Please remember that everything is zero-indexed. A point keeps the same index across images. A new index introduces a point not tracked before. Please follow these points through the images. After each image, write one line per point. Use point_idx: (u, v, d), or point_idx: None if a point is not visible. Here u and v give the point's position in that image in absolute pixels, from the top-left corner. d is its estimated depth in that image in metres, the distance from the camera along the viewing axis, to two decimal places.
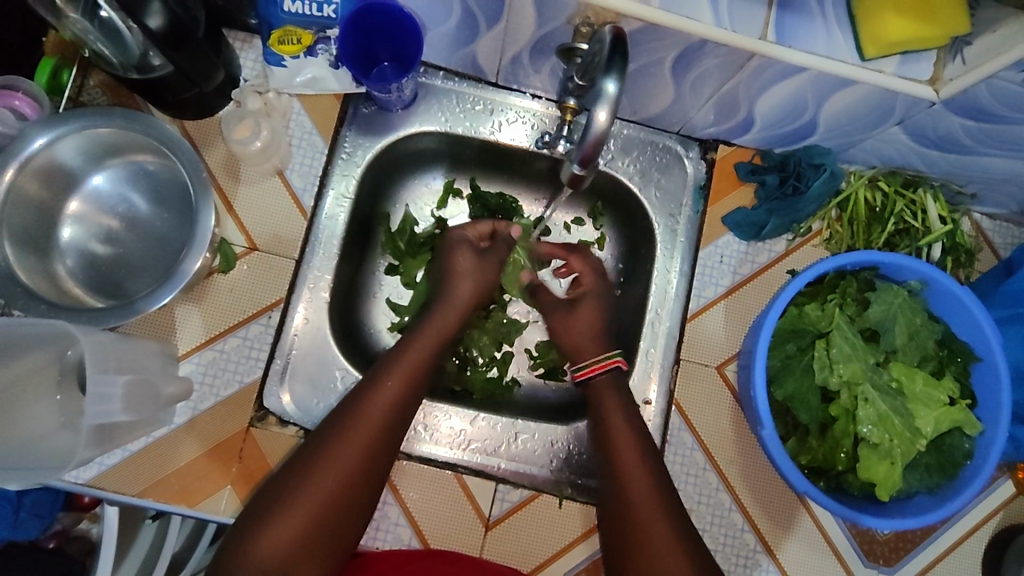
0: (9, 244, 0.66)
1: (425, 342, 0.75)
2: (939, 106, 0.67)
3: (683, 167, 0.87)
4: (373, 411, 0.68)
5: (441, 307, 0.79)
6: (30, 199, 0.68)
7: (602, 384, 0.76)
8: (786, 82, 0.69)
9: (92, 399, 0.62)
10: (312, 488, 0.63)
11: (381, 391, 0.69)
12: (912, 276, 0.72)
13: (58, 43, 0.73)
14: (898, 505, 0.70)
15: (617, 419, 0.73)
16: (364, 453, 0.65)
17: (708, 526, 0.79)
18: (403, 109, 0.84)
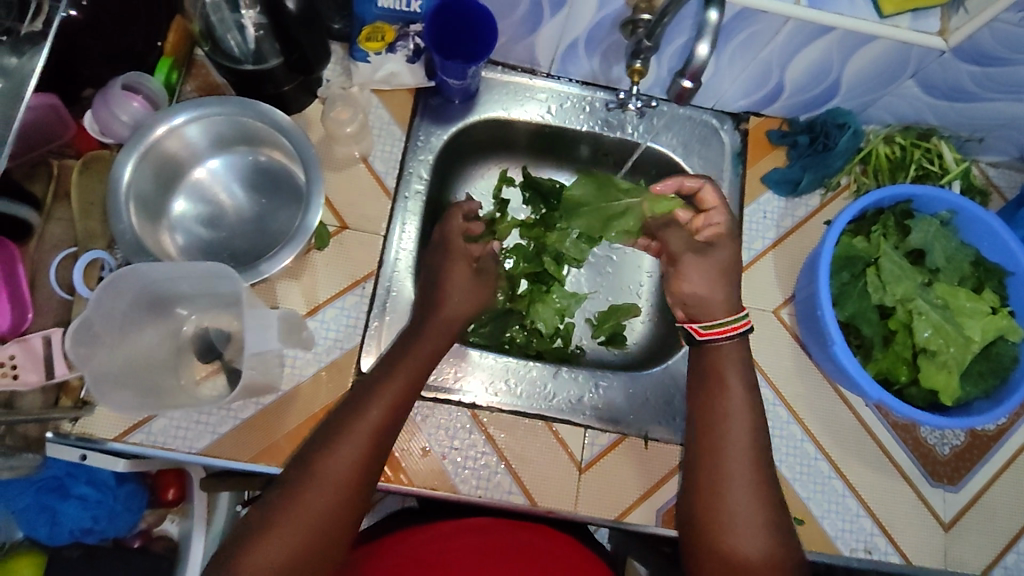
0: (133, 207, 0.71)
1: (434, 334, 0.77)
2: (948, 55, 0.78)
3: (720, 138, 0.97)
4: (372, 419, 0.67)
5: (447, 293, 0.80)
6: (151, 176, 0.74)
7: (725, 349, 0.76)
8: (815, 44, 0.80)
9: (255, 328, 0.66)
10: (312, 502, 0.62)
11: (378, 396, 0.69)
12: (942, 208, 0.81)
13: (174, 38, 0.79)
14: (960, 411, 0.78)
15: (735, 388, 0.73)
16: (377, 444, 0.66)
17: (784, 457, 0.83)
18: (467, 101, 0.93)
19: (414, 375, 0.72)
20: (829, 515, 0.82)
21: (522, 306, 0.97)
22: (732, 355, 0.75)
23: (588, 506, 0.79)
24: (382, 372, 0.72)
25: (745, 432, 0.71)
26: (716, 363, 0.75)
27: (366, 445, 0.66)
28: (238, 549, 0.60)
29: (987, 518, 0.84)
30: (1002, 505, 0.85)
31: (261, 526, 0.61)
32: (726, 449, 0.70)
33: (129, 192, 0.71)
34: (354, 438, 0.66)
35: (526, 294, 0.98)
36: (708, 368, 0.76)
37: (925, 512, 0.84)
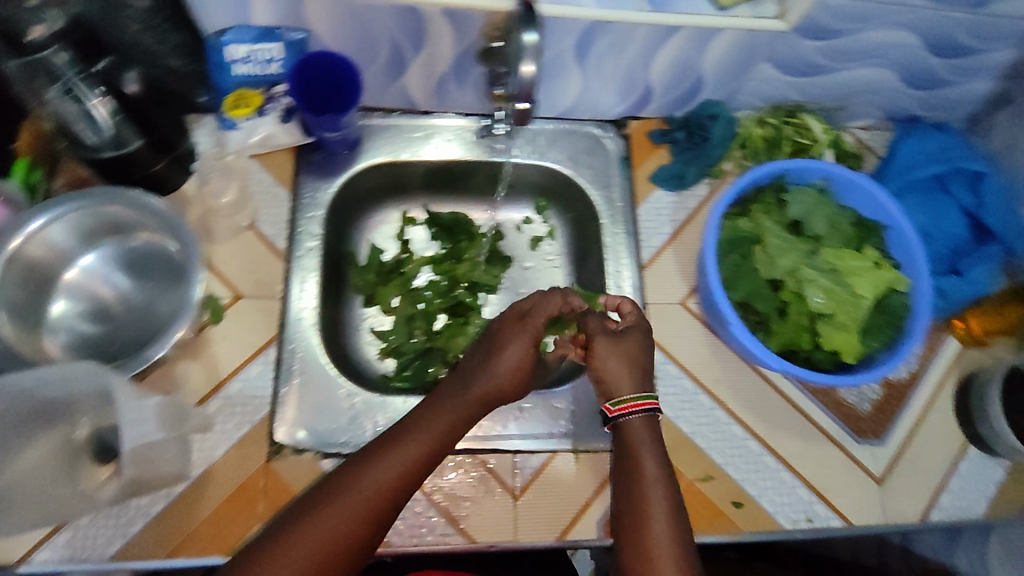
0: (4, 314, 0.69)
1: (464, 399, 0.69)
2: (792, 35, 0.82)
3: (604, 146, 1.00)
4: (406, 459, 0.64)
5: (488, 363, 0.71)
6: (19, 282, 0.71)
7: (637, 426, 0.69)
8: (669, 44, 0.83)
9: (129, 423, 0.63)
10: (322, 534, 0.59)
11: (417, 436, 0.66)
12: (816, 177, 0.84)
13: (30, 135, 0.77)
14: (863, 364, 0.81)
15: (652, 475, 0.66)
16: (362, 523, 0.60)
17: (713, 444, 0.85)
18: (350, 150, 0.93)
19: (460, 417, 0.68)
20: (765, 493, 0.83)
21: (441, 342, 0.98)
22: (643, 434, 0.69)
23: (528, 533, 0.78)
24: (424, 408, 0.69)
25: (662, 514, 0.63)
26: (634, 450, 0.67)
27: (394, 485, 0.62)
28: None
29: (915, 464, 0.87)
30: (927, 448, 0.88)
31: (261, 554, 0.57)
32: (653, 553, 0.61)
33: None
34: (379, 474, 0.62)
35: (444, 329, 0.99)
36: (626, 456, 0.68)
37: (858, 470, 0.86)
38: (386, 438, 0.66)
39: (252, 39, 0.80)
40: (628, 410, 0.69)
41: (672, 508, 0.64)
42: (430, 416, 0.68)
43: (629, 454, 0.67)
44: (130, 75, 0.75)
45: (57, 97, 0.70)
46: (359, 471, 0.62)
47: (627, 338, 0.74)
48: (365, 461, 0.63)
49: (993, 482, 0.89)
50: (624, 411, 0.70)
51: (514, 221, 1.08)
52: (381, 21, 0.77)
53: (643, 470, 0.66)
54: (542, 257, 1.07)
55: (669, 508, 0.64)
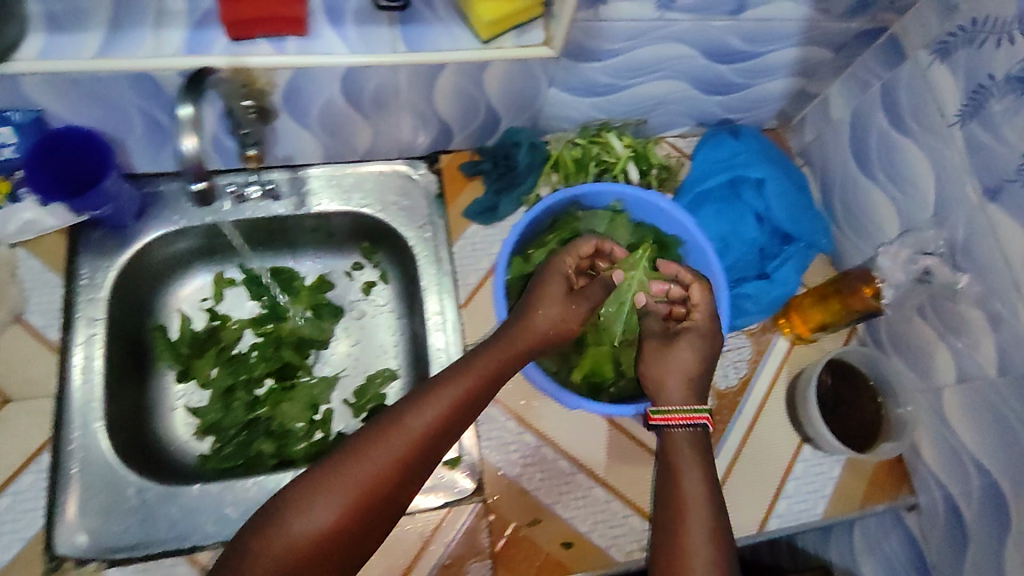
0: None
1: (519, 333, 0.72)
2: (563, 58, 0.80)
3: (417, 184, 0.96)
4: (396, 449, 0.63)
5: (535, 301, 0.73)
6: None
7: (680, 437, 0.68)
8: (440, 80, 0.80)
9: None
10: (354, 481, 0.61)
11: (414, 422, 0.64)
12: (612, 198, 0.84)
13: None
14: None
15: (695, 490, 0.64)
16: (426, 446, 0.64)
17: (538, 485, 0.82)
18: (137, 219, 0.88)
19: (470, 387, 0.67)
20: (596, 527, 0.81)
21: (267, 409, 0.93)
22: (681, 445, 0.67)
23: None
24: (435, 379, 0.68)
25: (706, 523, 0.62)
26: (674, 461, 0.66)
27: (395, 464, 0.63)
28: (245, 549, 0.60)
29: (748, 474, 0.88)
30: (759, 455, 0.89)
31: (257, 535, 0.60)
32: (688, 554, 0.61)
33: None
34: (365, 467, 0.62)
35: (268, 395, 0.95)
36: (666, 464, 0.67)
37: None
38: (379, 424, 0.64)
39: None
40: (668, 422, 0.68)
41: (713, 519, 0.62)
42: (495, 343, 0.71)
43: (669, 469, 0.66)
44: None
45: None
46: (419, 400, 0.65)
47: (681, 346, 0.72)
48: (426, 388, 0.66)
49: (832, 480, 0.90)
50: (668, 422, 0.68)
51: (342, 269, 1.04)
52: (110, 91, 0.71)
53: (683, 485, 0.64)
54: (376, 302, 1.03)
55: (714, 516, 0.63)
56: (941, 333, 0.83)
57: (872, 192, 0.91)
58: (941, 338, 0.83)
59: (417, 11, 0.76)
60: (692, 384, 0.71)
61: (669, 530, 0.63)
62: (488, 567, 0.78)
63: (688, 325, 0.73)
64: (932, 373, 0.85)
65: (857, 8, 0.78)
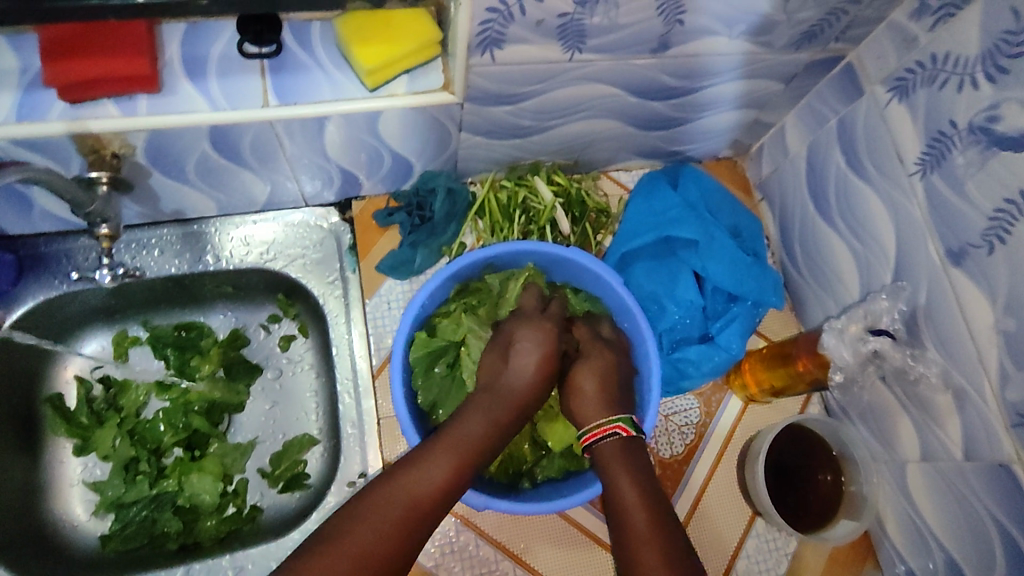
0: None
1: (501, 398, 0.67)
2: (467, 104, 0.71)
3: (328, 234, 0.88)
4: (401, 509, 0.58)
5: (511, 365, 0.68)
6: None
7: (611, 448, 0.65)
8: (328, 131, 0.71)
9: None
10: (339, 565, 0.54)
11: (421, 479, 0.60)
12: (527, 259, 0.76)
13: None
14: (576, 479, 0.71)
15: (632, 496, 0.62)
16: (417, 521, 0.58)
17: (460, 574, 0.75)
18: (14, 285, 0.81)
19: (460, 457, 0.62)
20: None
21: (173, 482, 0.85)
22: (613, 457, 0.65)
23: None
24: (421, 450, 0.63)
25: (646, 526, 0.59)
26: (609, 475, 0.64)
27: (384, 545, 0.56)
28: None
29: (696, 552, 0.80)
30: (705, 532, 0.81)
31: None
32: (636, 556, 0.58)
33: None
34: (349, 550, 0.54)
35: (175, 466, 0.86)
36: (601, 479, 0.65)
37: None
38: (364, 501, 0.58)
39: None
40: (597, 437, 0.66)
41: (657, 529, 0.59)
42: (478, 409, 0.66)
43: (606, 488, 0.64)
44: None
45: None
46: (406, 473, 0.60)
47: (584, 371, 0.70)
48: (412, 459, 0.61)
49: (787, 556, 0.81)
50: (593, 437, 0.66)
51: (258, 322, 0.96)
52: None
53: (620, 494, 0.62)
54: (295, 357, 0.95)
55: (652, 515, 0.60)
56: (904, 403, 0.73)
57: (830, 239, 0.82)
58: (903, 408, 0.74)
59: (291, 56, 0.67)
60: (607, 400, 0.69)
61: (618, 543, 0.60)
62: None
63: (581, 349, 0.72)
64: (896, 444, 0.76)
65: (800, 39, 0.70)
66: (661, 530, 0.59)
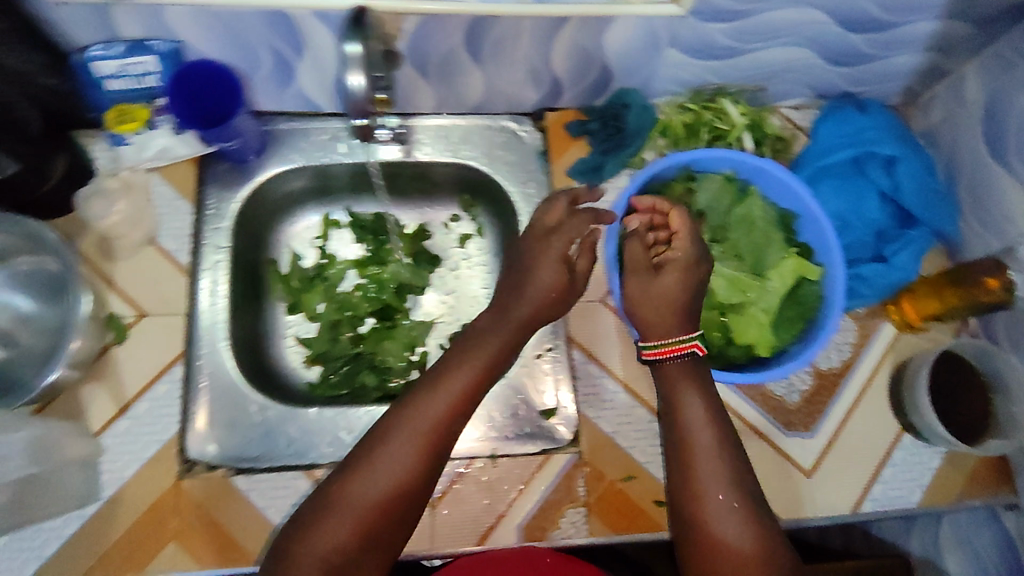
0: None
1: (503, 332, 0.75)
2: (690, 18, 0.78)
3: (521, 139, 0.96)
4: (424, 438, 0.66)
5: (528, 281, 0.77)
6: None
7: (678, 365, 0.73)
8: (562, 34, 0.80)
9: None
10: (374, 483, 0.64)
11: (424, 410, 0.68)
12: (726, 166, 0.82)
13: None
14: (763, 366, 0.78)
15: (695, 410, 0.70)
16: (432, 449, 0.66)
17: (635, 443, 0.85)
18: (257, 155, 0.91)
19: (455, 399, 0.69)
20: None
21: (369, 346, 0.97)
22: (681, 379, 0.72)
23: (447, 539, 0.80)
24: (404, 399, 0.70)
25: (707, 437, 0.69)
26: (674, 391, 0.72)
27: (409, 466, 0.65)
28: (279, 555, 0.62)
29: (846, 456, 0.88)
30: (855, 439, 0.88)
31: (287, 548, 0.62)
32: (698, 460, 0.67)
33: None
34: (369, 475, 0.64)
35: (371, 332, 0.98)
36: (666, 391, 0.73)
37: (785, 462, 0.87)
38: (375, 436, 0.67)
39: (119, 54, 0.75)
40: (665, 354, 0.73)
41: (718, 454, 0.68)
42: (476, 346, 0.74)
43: (670, 401, 0.72)
44: None
45: None
46: (409, 410, 0.68)
47: (664, 278, 0.75)
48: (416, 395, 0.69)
49: (930, 471, 0.88)
50: (663, 352, 0.73)
51: (441, 220, 1.06)
52: (252, 26, 0.74)
53: (684, 410, 0.71)
54: (472, 254, 1.05)
55: (712, 427, 0.69)
56: None
57: (1004, 180, 0.87)
58: None
59: None
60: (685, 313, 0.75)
61: (679, 453, 0.69)
62: (582, 513, 0.82)
63: (672, 256, 0.76)
64: None
65: None
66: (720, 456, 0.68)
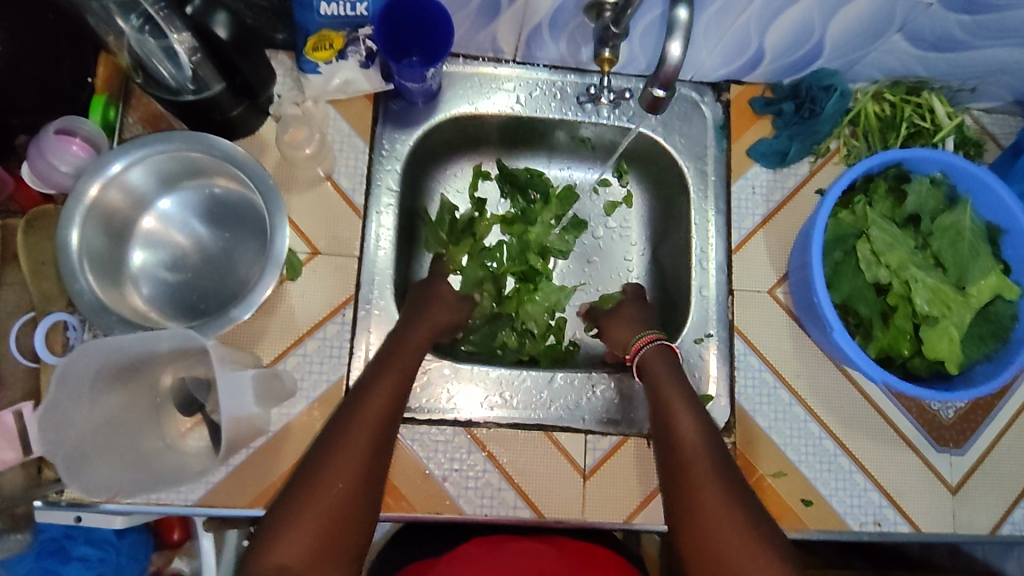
0: (89, 265, 0.68)
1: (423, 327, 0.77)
2: (936, 5, 0.72)
3: (701, 111, 0.91)
4: (380, 405, 0.68)
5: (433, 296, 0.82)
6: (105, 216, 0.70)
7: (653, 353, 0.79)
8: (794, 6, 0.74)
9: (227, 393, 0.62)
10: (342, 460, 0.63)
11: (362, 413, 0.67)
12: (935, 167, 0.77)
13: (107, 73, 0.77)
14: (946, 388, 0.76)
15: (671, 394, 0.74)
16: (384, 421, 0.67)
17: (788, 440, 0.84)
18: (425, 102, 0.86)
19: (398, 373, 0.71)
20: (837, 493, 0.83)
21: (511, 308, 0.93)
22: (659, 361, 0.78)
23: (596, 511, 0.79)
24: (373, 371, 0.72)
25: (689, 421, 0.71)
26: (657, 379, 0.76)
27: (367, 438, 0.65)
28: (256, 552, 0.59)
29: (994, 478, 0.85)
30: (1007, 465, 0.86)
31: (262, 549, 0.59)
32: (682, 438, 0.69)
33: (81, 255, 0.67)
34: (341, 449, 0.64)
35: (513, 294, 0.94)
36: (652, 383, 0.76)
37: (932, 478, 0.84)
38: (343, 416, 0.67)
39: None
40: (642, 343, 0.80)
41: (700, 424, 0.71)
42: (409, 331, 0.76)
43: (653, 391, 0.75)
44: (219, 16, 0.65)
45: (134, 32, 0.66)
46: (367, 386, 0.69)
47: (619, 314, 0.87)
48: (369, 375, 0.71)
49: None
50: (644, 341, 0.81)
51: (591, 184, 1.01)
52: None
53: (666, 393, 0.74)
54: (617, 224, 1.00)
55: (692, 409, 0.72)
56: None
57: None
58: None
59: None
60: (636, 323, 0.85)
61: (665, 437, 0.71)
62: None
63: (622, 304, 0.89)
64: None
65: None
66: (703, 432, 0.70)
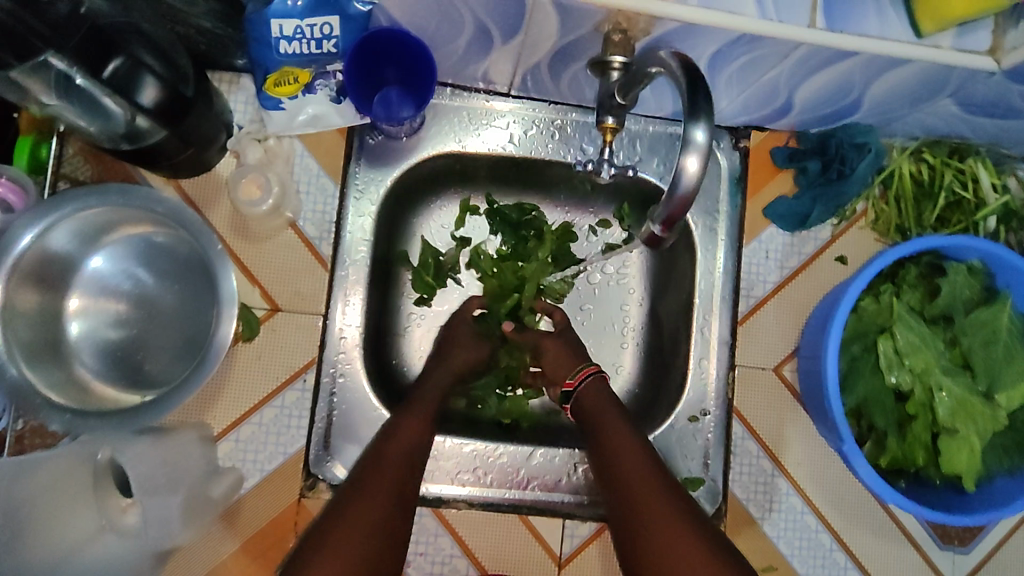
0: (20, 353, 0.60)
1: (441, 373, 0.74)
2: (999, 76, 0.61)
3: (716, 159, 0.81)
4: (409, 445, 0.67)
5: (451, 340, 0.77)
6: (32, 292, 0.62)
7: (596, 384, 0.71)
8: (833, 67, 0.63)
9: None
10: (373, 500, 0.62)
11: (389, 451, 0.66)
12: (972, 255, 0.69)
13: None
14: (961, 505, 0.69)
15: (617, 433, 0.67)
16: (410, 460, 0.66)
17: (782, 532, 0.78)
18: (409, 136, 0.76)
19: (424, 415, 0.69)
20: None
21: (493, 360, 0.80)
22: (600, 397, 0.70)
23: None
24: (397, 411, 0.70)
25: (640, 463, 0.66)
26: (597, 415, 0.69)
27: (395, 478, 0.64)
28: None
29: None
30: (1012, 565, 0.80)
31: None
32: (634, 484, 0.65)
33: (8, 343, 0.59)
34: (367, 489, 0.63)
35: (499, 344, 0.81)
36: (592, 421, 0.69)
37: None
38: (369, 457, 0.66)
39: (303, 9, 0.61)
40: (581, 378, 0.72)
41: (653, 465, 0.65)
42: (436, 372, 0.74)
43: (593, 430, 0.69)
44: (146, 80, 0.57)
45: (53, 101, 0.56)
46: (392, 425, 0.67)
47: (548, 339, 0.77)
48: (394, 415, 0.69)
49: None
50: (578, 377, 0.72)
51: (587, 223, 0.87)
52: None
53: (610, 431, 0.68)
54: (615, 270, 0.87)
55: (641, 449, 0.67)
56: None
57: None
58: None
59: None
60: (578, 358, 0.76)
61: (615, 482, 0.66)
62: None
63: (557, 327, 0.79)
64: None
65: None
66: (657, 475, 0.65)
